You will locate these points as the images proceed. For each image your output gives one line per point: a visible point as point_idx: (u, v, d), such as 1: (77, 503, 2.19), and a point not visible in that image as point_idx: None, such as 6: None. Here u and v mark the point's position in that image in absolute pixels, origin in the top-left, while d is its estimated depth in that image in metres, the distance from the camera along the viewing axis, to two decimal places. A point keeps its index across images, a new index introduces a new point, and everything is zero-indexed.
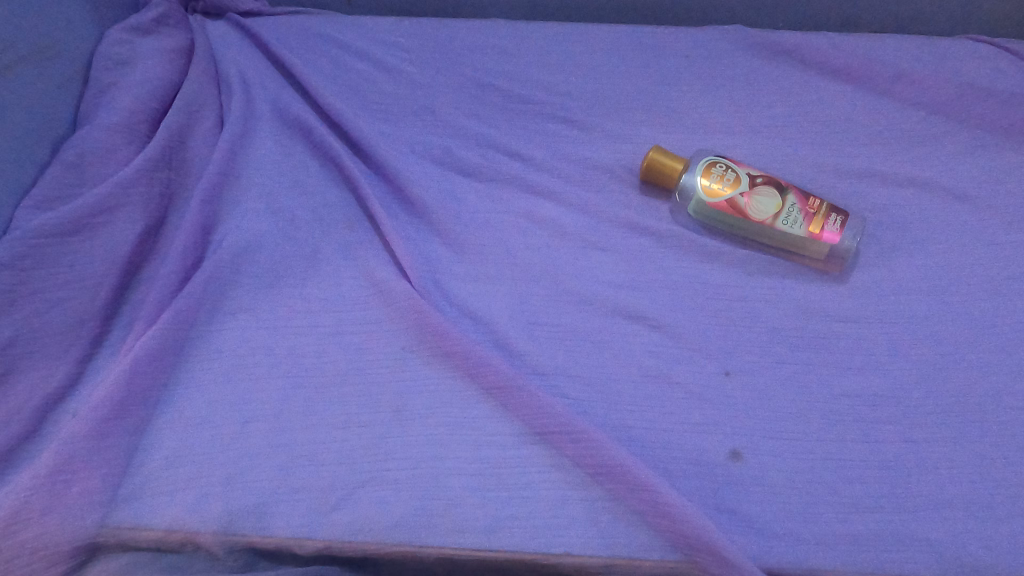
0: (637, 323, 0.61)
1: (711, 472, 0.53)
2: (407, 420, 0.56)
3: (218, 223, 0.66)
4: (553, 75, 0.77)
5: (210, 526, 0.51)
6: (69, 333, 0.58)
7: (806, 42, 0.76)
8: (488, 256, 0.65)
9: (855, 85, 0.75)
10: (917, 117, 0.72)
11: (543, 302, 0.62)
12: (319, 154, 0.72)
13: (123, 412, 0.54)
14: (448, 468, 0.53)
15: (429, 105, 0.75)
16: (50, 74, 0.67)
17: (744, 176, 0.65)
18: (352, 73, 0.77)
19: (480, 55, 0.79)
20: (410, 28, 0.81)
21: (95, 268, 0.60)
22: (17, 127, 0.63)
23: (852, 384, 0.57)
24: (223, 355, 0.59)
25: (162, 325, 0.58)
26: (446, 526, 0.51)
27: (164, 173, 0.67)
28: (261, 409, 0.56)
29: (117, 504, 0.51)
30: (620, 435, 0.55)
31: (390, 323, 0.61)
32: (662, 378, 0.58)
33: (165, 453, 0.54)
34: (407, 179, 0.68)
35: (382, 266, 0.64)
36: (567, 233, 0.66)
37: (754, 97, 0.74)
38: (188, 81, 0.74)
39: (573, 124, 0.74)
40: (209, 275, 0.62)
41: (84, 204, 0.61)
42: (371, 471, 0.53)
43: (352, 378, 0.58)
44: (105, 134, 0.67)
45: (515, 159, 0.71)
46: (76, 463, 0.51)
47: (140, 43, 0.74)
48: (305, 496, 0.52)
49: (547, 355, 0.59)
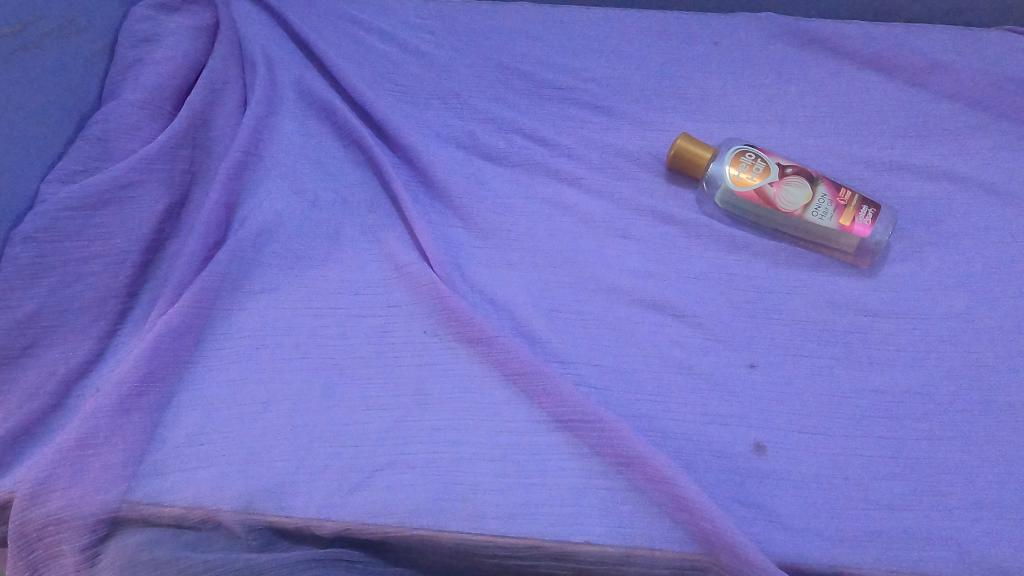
0: (661, 312, 0.60)
1: (735, 464, 0.52)
2: (427, 404, 0.55)
3: (240, 201, 0.66)
4: (580, 62, 0.76)
5: (230, 503, 0.50)
6: (92, 308, 0.58)
7: (839, 31, 0.74)
8: (510, 241, 0.64)
9: (886, 76, 0.73)
10: (950, 110, 0.71)
11: (566, 289, 0.61)
12: (342, 136, 0.72)
13: (146, 388, 0.54)
14: (469, 453, 0.53)
15: (453, 88, 0.74)
16: (75, 50, 0.67)
17: (774, 165, 0.63)
18: (377, 54, 0.77)
19: (506, 38, 0.78)
20: (435, 11, 0.80)
21: (118, 244, 0.60)
22: (43, 101, 0.63)
23: (881, 380, 0.56)
24: (244, 334, 0.59)
25: (185, 302, 0.58)
26: (466, 511, 0.50)
27: (187, 151, 0.67)
28: (281, 389, 0.56)
29: (138, 480, 0.51)
30: (644, 425, 0.54)
31: (412, 306, 0.60)
32: (686, 369, 0.57)
33: (186, 431, 0.54)
34: (430, 162, 0.68)
35: (404, 249, 0.63)
36: (591, 221, 0.65)
37: (783, 87, 0.73)
38: (212, 59, 0.73)
39: (598, 110, 0.73)
40: (231, 253, 0.61)
41: (108, 180, 0.61)
42: (392, 454, 0.53)
43: (373, 361, 0.57)
44: (130, 110, 0.66)
45: (540, 145, 0.70)
46: (97, 437, 0.51)
47: (165, 20, 0.74)
48: (324, 477, 0.52)
49: (569, 344, 0.58)
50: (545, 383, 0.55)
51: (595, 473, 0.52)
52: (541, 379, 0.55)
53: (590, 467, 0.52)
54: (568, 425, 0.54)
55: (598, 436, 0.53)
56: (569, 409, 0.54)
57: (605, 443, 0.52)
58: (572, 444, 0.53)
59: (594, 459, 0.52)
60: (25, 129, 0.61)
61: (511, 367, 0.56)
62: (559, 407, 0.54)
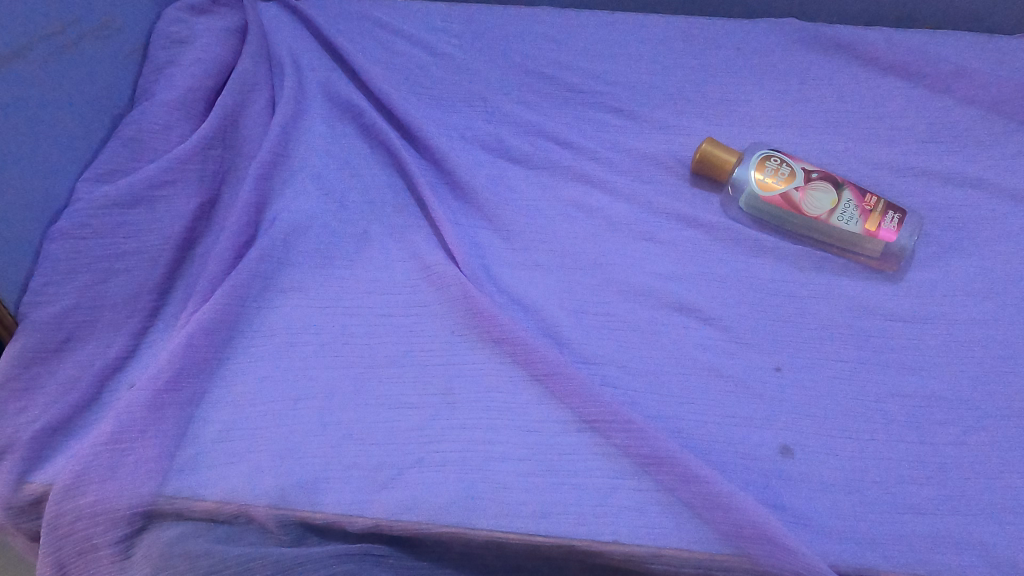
0: (686, 315, 0.60)
1: (763, 467, 0.53)
2: (455, 403, 0.56)
3: (270, 202, 0.67)
4: (604, 65, 0.76)
5: (262, 498, 0.51)
6: (127, 305, 0.59)
7: (862, 36, 0.75)
8: (537, 242, 0.65)
9: (909, 82, 0.74)
10: (974, 116, 0.71)
11: (591, 291, 0.62)
12: (369, 138, 0.72)
13: (179, 384, 0.55)
14: (497, 453, 0.53)
15: (478, 90, 0.75)
16: (112, 51, 0.69)
17: (799, 170, 0.64)
18: (402, 57, 0.78)
19: (530, 42, 0.79)
20: (460, 14, 0.81)
21: (152, 242, 0.61)
22: (80, 100, 0.64)
23: (907, 385, 0.56)
24: (275, 332, 0.59)
25: (218, 300, 0.59)
26: (495, 509, 0.51)
27: (218, 151, 0.68)
28: (311, 387, 0.56)
29: (172, 474, 0.52)
30: (670, 427, 0.55)
31: (439, 306, 0.61)
32: (712, 371, 0.57)
33: (218, 427, 0.54)
34: (457, 164, 0.68)
35: (432, 250, 0.64)
36: (616, 223, 0.66)
37: (806, 92, 0.74)
38: (241, 61, 0.75)
39: (622, 114, 0.73)
40: (262, 252, 0.62)
41: (142, 179, 0.62)
42: (420, 452, 0.53)
43: (401, 359, 0.58)
44: (163, 111, 0.68)
45: (565, 148, 0.71)
46: (132, 431, 0.52)
47: (196, 23, 0.75)
48: (355, 474, 0.52)
49: (596, 344, 0.59)
50: (571, 383, 0.55)
51: (622, 473, 0.52)
52: (567, 380, 0.55)
53: (617, 468, 0.53)
54: (595, 425, 0.54)
55: (625, 436, 0.53)
56: (596, 409, 0.54)
57: (632, 443, 0.53)
58: (599, 444, 0.54)
59: (621, 458, 0.53)
60: (64, 128, 0.62)
61: (538, 368, 0.56)
62: (586, 407, 0.55)
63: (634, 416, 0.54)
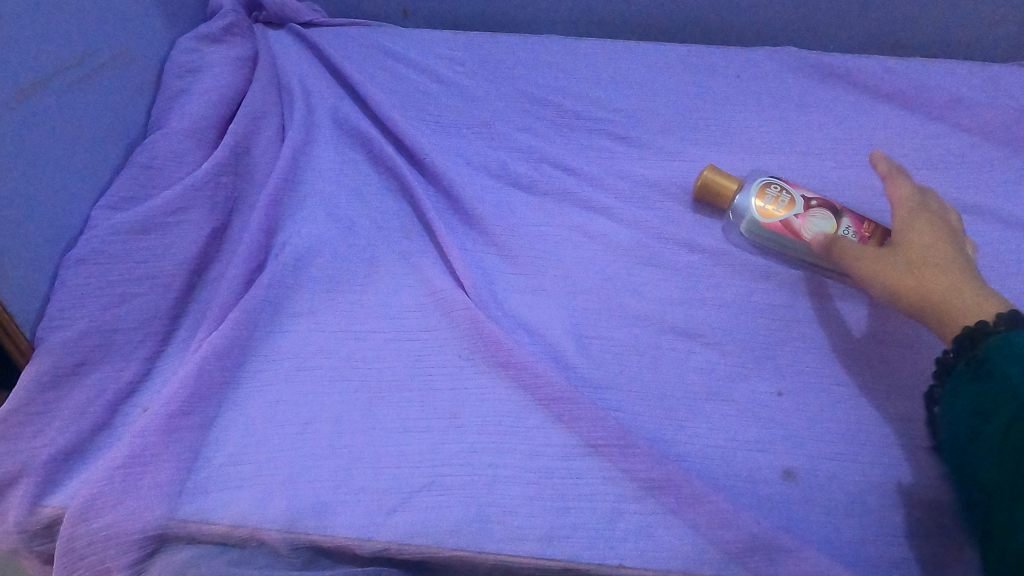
0: (690, 339, 0.61)
1: (767, 490, 0.54)
2: (463, 427, 0.57)
3: (280, 227, 0.68)
4: (607, 93, 0.78)
5: (273, 522, 0.52)
6: (139, 329, 0.60)
7: (858, 65, 0.77)
8: (541, 267, 0.66)
9: (907, 110, 0.76)
10: (969, 143, 0.73)
11: (596, 316, 0.63)
12: (377, 164, 0.74)
13: (192, 408, 0.56)
14: (504, 477, 0.54)
15: (484, 117, 0.77)
16: (127, 80, 0.71)
17: (799, 198, 0.65)
18: (410, 84, 0.80)
19: (535, 70, 0.81)
20: (467, 43, 0.84)
21: (164, 267, 0.62)
22: (96, 128, 0.66)
23: (907, 409, 0.57)
24: (285, 357, 0.60)
25: (230, 325, 0.60)
26: (503, 533, 0.52)
27: (229, 178, 0.70)
28: (321, 411, 0.57)
29: (184, 498, 0.53)
30: (672, 451, 0.55)
31: (447, 331, 0.62)
32: (715, 396, 0.58)
33: (230, 450, 0.55)
34: (463, 189, 0.70)
35: (439, 275, 0.65)
36: (620, 248, 0.67)
37: (805, 119, 0.76)
38: (252, 90, 0.77)
39: (625, 140, 0.75)
40: (272, 278, 0.63)
41: (156, 206, 0.64)
42: (429, 475, 0.54)
43: (409, 384, 0.59)
44: (176, 138, 0.69)
45: (569, 174, 0.73)
46: (145, 455, 0.53)
47: (208, 52, 0.78)
48: (364, 498, 0.53)
49: (600, 369, 0.60)
50: (576, 406, 0.56)
51: (628, 497, 0.53)
52: (573, 404, 0.56)
53: (623, 491, 0.53)
54: (602, 449, 0.55)
55: (630, 460, 0.54)
56: (602, 433, 0.55)
57: (637, 467, 0.54)
58: (605, 468, 0.54)
59: (625, 481, 0.54)
60: (80, 156, 0.63)
61: (544, 392, 0.57)
62: (591, 430, 0.55)
63: (639, 440, 0.55)
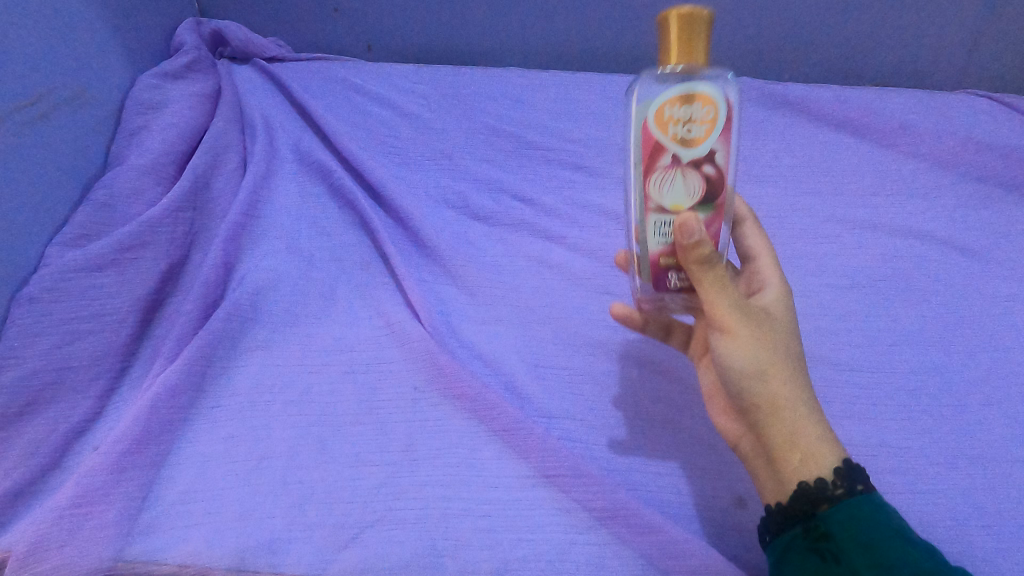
0: (643, 367, 0.62)
1: (720, 518, 0.53)
2: (417, 460, 0.56)
3: (237, 262, 0.69)
4: (565, 124, 0.80)
5: (222, 562, 0.50)
6: (92, 367, 0.59)
7: (809, 94, 0.80)
8: (498, 297, 0.66)
9: (857, 138, 0.78)
10: (916, 169, 0.75)
11: (551, 345, 0.63)
12: (338, 198, 0.75)
13: (143, 446, 0.55)
14: (457, 509, 0.53)
15: (443, 148, 0.78)
16: (87, 117, 0.71)
17: (703, 147, 0.45)
18: (370, 117, 0.81)
19: (494, 101, 0.82)
20: (429, 75, 0.85)
21: (119, 303, 0.62)
22: (53, 164, 0.66)
23: None
24: (240, 393, 0.60)
25: (184, 360, 0.60)
26: (455, 568, 0.50)
27: (188, 214, 0.70)
28: (274, 447, 0.57)
29: (131, 539, 0.51)
30: (625, 480, 0.55)
31: (403, 363, 0.62)
32: (667, 423, 0.59)
33: (181, 488, 0.54)
34: (420, 220, 0.70)
35: (396, 308, 0.66)
36: (577, 278, 0.68)
37: (759, 146, 0.77)
38: (214, 125, 0.78)
39: (584, 170, 0.77)
40: (229, 313, 0.64)
41: (112, 242, 0.64)
42: (380, 510, 0.53)
43: (364, 418, 0.59)
44: (134, 174, 0.70)
45: (527, 205, 0.74)
46: (95, 495, 0.52)
47: (170, 88, 0.79)
48: (316, 534, 0.52)
49: (554, 398, 0.60)
50: (529, 435, 0.56)
51: (582, 527, 0.53)
52: (526, 434, 0.56)
53: (577, 523, 0.53)
54: (554, 479, 0.55)
55: (581, 489, 0.54)
56: (555, 462, 0.55)
57: (590, 497, 0.53)
58: (558, 499, 0.54)
59: (578, 512, 0.53)
60: (36, 193, 0.64)
61: (498, 422, 0.58)
62: (546, 461, 0.55)
63: (591, 470, 0.55)
